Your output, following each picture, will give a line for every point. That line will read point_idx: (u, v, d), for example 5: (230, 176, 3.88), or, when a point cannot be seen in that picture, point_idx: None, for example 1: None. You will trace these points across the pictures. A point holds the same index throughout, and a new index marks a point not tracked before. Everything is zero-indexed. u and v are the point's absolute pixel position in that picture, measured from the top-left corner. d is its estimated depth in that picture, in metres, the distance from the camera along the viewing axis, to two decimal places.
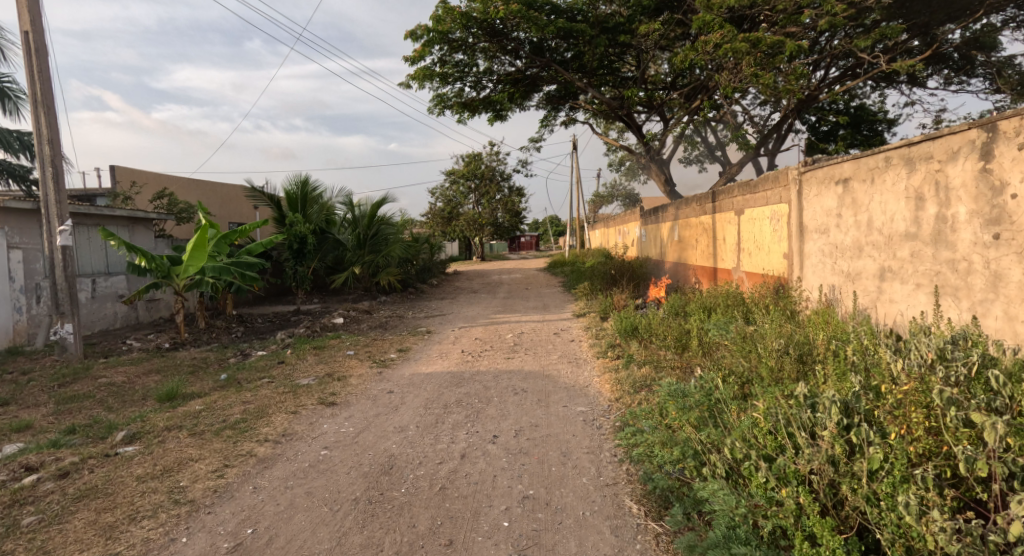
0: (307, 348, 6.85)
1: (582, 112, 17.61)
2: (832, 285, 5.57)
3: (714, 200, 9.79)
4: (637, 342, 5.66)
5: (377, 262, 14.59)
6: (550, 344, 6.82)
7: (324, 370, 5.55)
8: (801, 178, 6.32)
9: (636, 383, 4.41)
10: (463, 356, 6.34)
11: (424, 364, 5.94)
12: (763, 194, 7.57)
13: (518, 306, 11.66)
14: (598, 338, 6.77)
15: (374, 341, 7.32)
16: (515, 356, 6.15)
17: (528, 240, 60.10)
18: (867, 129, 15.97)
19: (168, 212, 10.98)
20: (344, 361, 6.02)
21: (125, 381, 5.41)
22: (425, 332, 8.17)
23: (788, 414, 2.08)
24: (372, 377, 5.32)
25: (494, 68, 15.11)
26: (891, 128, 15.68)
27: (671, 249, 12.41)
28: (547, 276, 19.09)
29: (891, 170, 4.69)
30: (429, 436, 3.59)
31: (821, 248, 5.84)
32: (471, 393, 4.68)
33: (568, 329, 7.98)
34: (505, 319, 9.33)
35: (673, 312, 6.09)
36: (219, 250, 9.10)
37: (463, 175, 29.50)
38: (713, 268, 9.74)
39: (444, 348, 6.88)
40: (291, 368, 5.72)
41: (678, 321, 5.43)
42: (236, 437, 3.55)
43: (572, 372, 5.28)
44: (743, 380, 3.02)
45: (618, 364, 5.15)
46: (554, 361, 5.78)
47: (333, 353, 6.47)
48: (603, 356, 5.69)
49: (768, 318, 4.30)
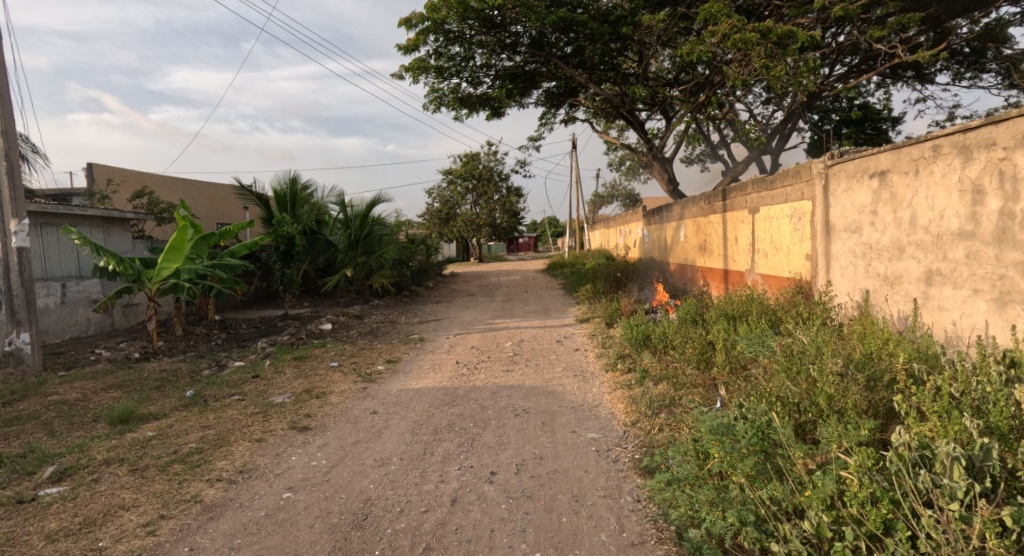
0: (287, 358, 6.28)
1: (583, 109, 17.08)
2: (866, 290, 5.05)
3: (725, 198, 9.24)
4: (649, 353, 5.10)
5: (371, 263, 14.02)
6: (553, 354, 6.25)
7: (303, 386, 4.97)
8: (827, 172, 5.78)
9: (654, 405, 3.89)
10: (458, 368, 5.78)
11: (414, 378, 5.38)
12: (781, 190, 7.04)
13: (517, 310, 11.11)
14: (605, 347, 6.23)
15: (362, 351, 6.75)
16: (515, 368, 5.59)
17: (527, 241, 59.63)
18: (871, 128, 15.52)
19: (147, 212, 10.38)
20: (326, 375, 5.44)
21: (79, 399, 4.83)
22: (417, 340, 7.61)
23: (899, 481, 1.59)
24: (355, 394, 4.75)
25: (492, 62, 14.57)
26: (897, 126, 15.24)
27: (677, 250, 11.87)
28: (546, 278, 18.56)
29: (940, 160, 4.14)
30: (414, 473, 3.02)
31: (852, 249, 5.31)
32: (465, 414, 4.12)
33: (571, 336, 7.44)
34: (504, 325, 8.77)
35: (690, 318, 5.53)
36: (199, 252, 8.53)
37: (461, 175, 28.94)
38: (723, 271, 9.20)
39: (438, 358, 6.32)
40: (267, 382, 5.15)
41: (696, 330, 4.87)
42: (184, 474, 2.99)
43: (579, 388, 4.72)
44: (796, 411, 2.51)
45: (630, 380, 4.63)
46: (559, 374, 5.22)
47: (315, 364, 5.90)
48: (612, 369, 5.16)
49: (808, 329, 3.76)
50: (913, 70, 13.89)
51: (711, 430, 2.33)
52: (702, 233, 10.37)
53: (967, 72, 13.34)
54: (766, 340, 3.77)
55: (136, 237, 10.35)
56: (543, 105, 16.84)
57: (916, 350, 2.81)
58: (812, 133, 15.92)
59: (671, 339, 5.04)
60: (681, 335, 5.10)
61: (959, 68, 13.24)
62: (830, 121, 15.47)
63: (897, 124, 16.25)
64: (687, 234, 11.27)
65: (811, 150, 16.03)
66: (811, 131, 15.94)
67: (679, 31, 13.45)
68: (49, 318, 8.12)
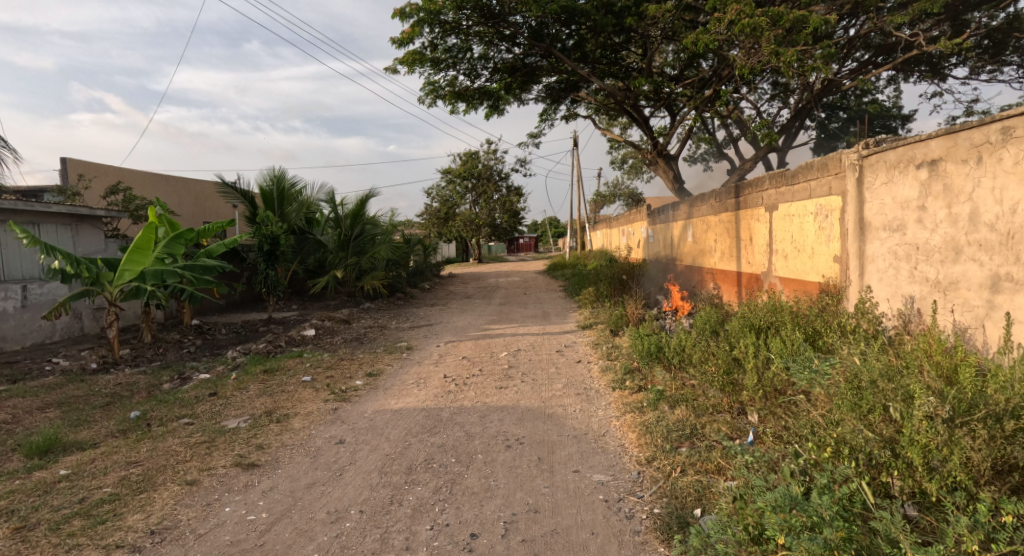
0: (256, 371, 5.62)
1: (585, 105, 16.45)
2: (911, 297, 4.45)
3: (738, 195, 8.59)
4: (663, 371, 4.49)
5: (362, 264, 13.35)
6: (552, 367, 5.58)
7: (264, 407, 4.31)
8: (861, 163, 5.13)
9: (671, 435, 3.31)
10: (444, 384, 5.11)
11: (393, 396, 4.71)
12: (803, 184, 6.40)
13: (515, 314, 10.44)
14: (610, 359, 5.59)
15: (341, 362, 6.08)
16: (510, 384, 4.93)
17: (527, 242, 58.93)
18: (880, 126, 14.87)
19: (121, 209, 9.74)
20: (294, 392, 4.78)
21: (6, 422, 4.19)
22: (404, 349, 6.93)
23: None
24: (323, 417, 4.10)
25: (490, 54, 13.93)
26: (908, 123, 14.57)
27: (684, 251, 11.21)
28: (546, 279, 17.91)
29: (1012, 144, 3.51)
30: (371, 536, 2.37)
31: (892, 249, 4.68)
32: (447, 445, 3.47)
33: (573, 345, 6.79)
34: (500, 332, 8.11)
35: (708, 325, 4.89)
36: (172, 251, 7.91)
37: (459, 174, 28.32)
38: (736, 273, 8.57)
39: (424, 372, 5.65)
40: (226, 400, 4.49)
41: (718, 342, 4.25)
42: (78, 537, 2.35)
43: (581, 411, 4.07)
44: (874, 467, 1.98)
45: (641, 402, 4.03)
46: (559, 393, 4.56)
47: (285, 379, 5.24)
48: (620, 388, 4.54)
49: (858, 348, 3.13)
50: (926, 64, 13.23)
51: (771, 516, 1.78)
52: (711, 233, 9.73)
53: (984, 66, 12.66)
54: (810, 366, 3.15)
55: (109, 236, 9.70)
56: (543, 101, 16.18)
57: (1014, 376, 2.25)
58: (818, 131, 15.31)
59: (688, 351, 4.42)
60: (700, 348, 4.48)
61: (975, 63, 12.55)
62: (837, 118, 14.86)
63: (908, 122, 15.56)
64: (695, 234, 10.61)
65: (818, 148, 15.42)
66: (817, 129, 15.32)
67: (686, 23, 12.79)
68: (8, 323, 7.50)
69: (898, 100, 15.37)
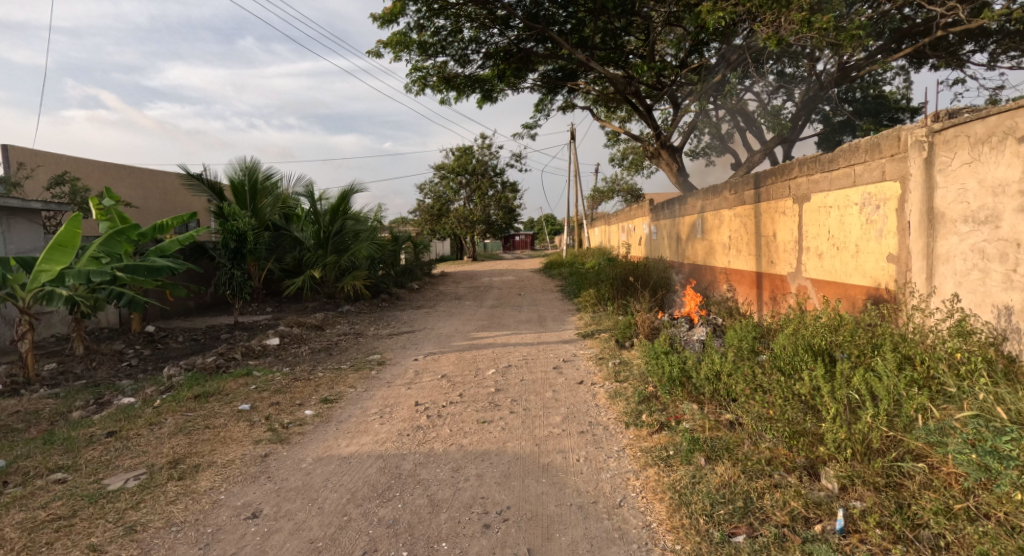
0: (186, 395, 4.58)
1: (582, 95, 15.42)
2: (1007, 308, 3.51)
3: (758, 185, 7.61)
4: (700, 409, 3.47)
5: (342, 264, 12.28)
6: (549, 392, 4.58)
7: (174, 451, 3.30)
8: (931, 140, 4.17)
9: (717, 513, 2.34)
10: (414, 415, 4.08)
11: (346, 435, 3.70)
12: (846, 169, 5.42)
13: (507, 319, 9.40)
14: (620, 382, 4.60)
15: (295, 381, 5.04)
16: (495, 418, 3.92)
17: (524, 239, 57.90)
18: (887, 120, 13.87)
19: (66, 201, 8.65)
20: (221, 427, 3.75)
21: None
22: (375, 365, 5.89)
23: None
24: (245, 469, 3.09)
25: (482, 38, 12.88)
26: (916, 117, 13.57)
27: (693, 249, 10.25)
28: (542, 279, 16.93)
29: None
30: None
31: (978, 247, 3.72)
32: (402, 522, 2.48)
33: (573, 359, 5.79)
34: (489, 342, 7.08)
35: (746, 338, 3.88)
36: (110, 251, 6.85)
37: (453, 170, 27.27)
38: (756, 275, 7.60)
39: (393, 397, 4.62)
40: (127, 440, 3.45)
41: (771, 368, 3.23)
42: None
43: (588, 462, 3.10)
44: None
45: (667, 450, 3.05)
46: (558, 432, 3.57)
47: (217, 407, 4.19)
48: (638, 426, 3.57)
49: (1012, 401, 2.17)
50: (938, 54, 12.23)
51: None
52: (726, 229, 8.76)
53: (1004, 52, 11.61)
54: (947, 429, 2.18)
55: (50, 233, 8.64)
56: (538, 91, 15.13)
57: None
58: (823, 125, 14.28)
59: (732, 379, 3.39)
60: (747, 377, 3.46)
61: (997, 48, 11.54)
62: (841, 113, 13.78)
63: (915, 116, 14.55)
64: (705, 230, 9.66)
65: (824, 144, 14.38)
66: (821, 123, 14.29)
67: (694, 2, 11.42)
68: None
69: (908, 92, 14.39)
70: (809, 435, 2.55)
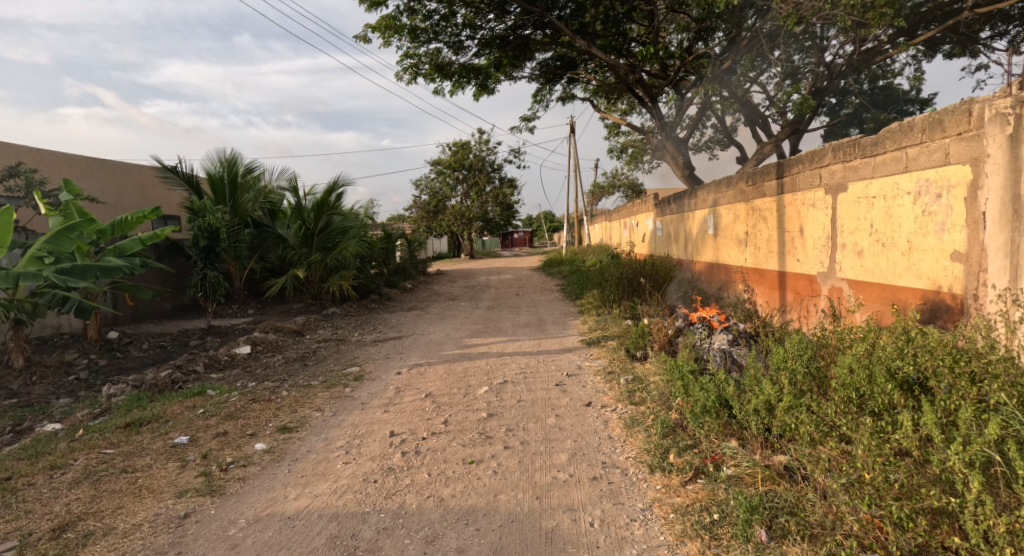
0: (116, 423, 3.83)
1: (582, 86, 14.62)
2: None
3: (781, 174, 6.85)
4: (749, 456, 2.74)
5: (329, 263, 11.50)
6: (552, 417, 3.84)
7: (65, 510, 2.56)
8: (1018, 111, 3.42)
9: None
10: (386, 452, 3.31)
11: (298, 482, 2.93)
12: (896, 152, 4.67)
13: (504, 322, 8.65)
14: (636, 408, 3.85)
15: (252, 403, 4.25)
16: (486, 457, 3.16)
17: (522, 236, 57.08)
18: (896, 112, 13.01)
19: (19, 195, 7.88)
20: (141, 470, 3.00)
21: None
22: (351, 380, 5.13)
23: None
24: (150, 541, 2.34)
25: (476, 23, 12.00)
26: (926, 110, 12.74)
27: (704, 246, 9.51)
28: (541, 277, 16.22)
29: None
30: None
31: None
32: None
33: (579, 373, 5.03)
34: (482, 351, 6.31)
35: (795, 348, 3.13)
36: (57, 249, 6.11)
37: (450, 166, 26.53)
38: (778, 274, 6.87)
39: (366, 425, 3.85)
40: (12, 495, 2.71)
41: (844, 401, 2.48)
42: None
43: (606, 529, 2.37)
44: None
45: (710, 514, 2.35)
46: (564, 480, 2.84)
47: (146, 441, 3.42)
48: (666, 472, 2.85)
49: None
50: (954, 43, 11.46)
51: None
52: (743, 223, 8.00)
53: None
54: None
55: None
56: (537, 81, 14.30)
57: None
58: (828, 116, 13.73)
59: (791, 414, 2.65)
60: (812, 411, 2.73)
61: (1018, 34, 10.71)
62: (848, 105, 13.07)
63: (927, 107, 13.74)
64: (718, 225, 8.93)
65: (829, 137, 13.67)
66: (827, 115, 13.73)
67: None
68: None
69: (918, 82, 13.60)
70: (925, 510, 1.82)
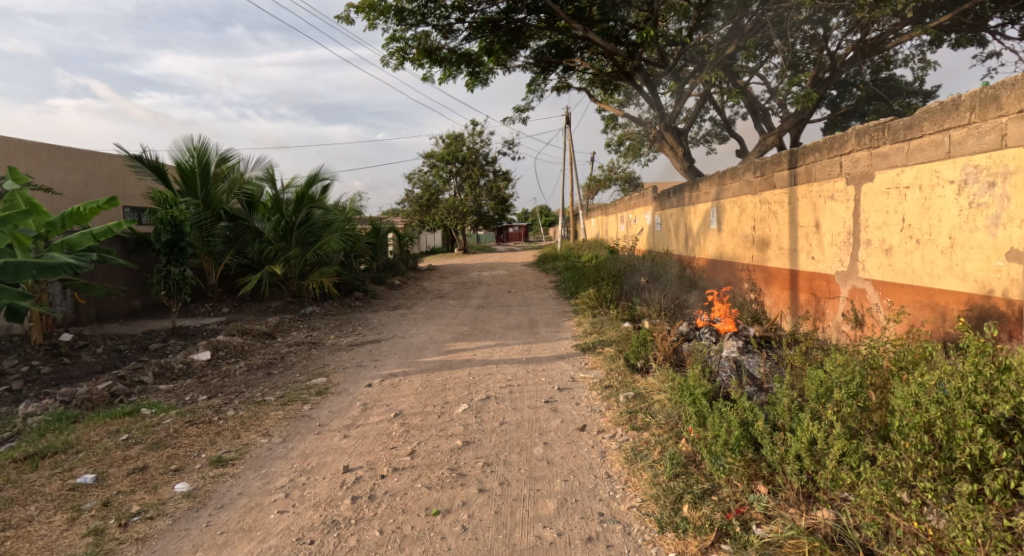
0: (16, 454, 3.19)
1: (578, 75, 13.95)
2: None
3: (794, 163, 6.24)
4: (790, 516, 2.14)
5: (308, 258, 10.83)
6: (540, 448, 3.22)
7: None
8: None
9: None
10: (333, 498, 2.69)
11: (214, 544, 2.31)
12: (937, 136, 4.07)
13: (494, 324, 8.02)
14: (639, 437, 3.24)
15: (188, 427, 3.62)
16: (456, 509, 2.54)
17: (518, 230, 56.42)
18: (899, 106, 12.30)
19: None
20: (14, 528, 2.37)
21: None
22: (313, 396, 4.49)
23: None
24: None
25: (467, 5, 11.28)
26: (930, 103, 12.05)
27: (707, 242, 8.91)
28: (535, 274, 15.60)
29: None
30: None
31: None
32: None
33: (574, 388, 4.40)
34: (466, 359, 5.67)
35: (836, 367, 2.51)
36: None
37: (443, 158, 25.82)
38: (790, 273, 6.28)
39: (318, 455, 3.23)
40: None
41: (917, 446, 1.89)
42: None
43: None
44: None
45: None
46: (550, 544, 2.25)
47: (40, 482, 2.79)
48: (680, 533, 2.26)
49: None
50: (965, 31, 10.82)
51: None
52: (750, 217, 7.40)
53: None
54: None
55: None
56: (531, 70, 13.64)
57: None
58: (828, 109, 13.10)
59: (845, 461, 2.05)
60: (869, 455, 2.14)
61: None
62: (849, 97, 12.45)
63: (934, 100, 13.06)
64: (722, 220, 8.32)
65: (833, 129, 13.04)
66: (827, 107, 13.11)
67: None
68: None
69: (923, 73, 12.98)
70: None
